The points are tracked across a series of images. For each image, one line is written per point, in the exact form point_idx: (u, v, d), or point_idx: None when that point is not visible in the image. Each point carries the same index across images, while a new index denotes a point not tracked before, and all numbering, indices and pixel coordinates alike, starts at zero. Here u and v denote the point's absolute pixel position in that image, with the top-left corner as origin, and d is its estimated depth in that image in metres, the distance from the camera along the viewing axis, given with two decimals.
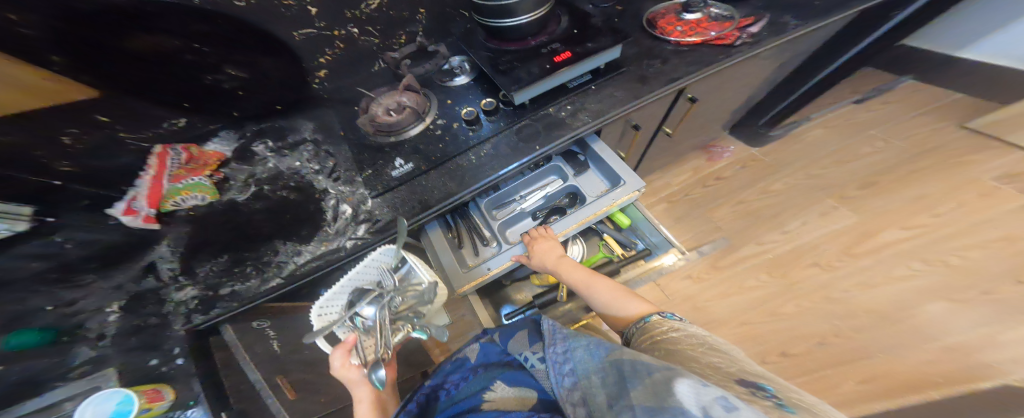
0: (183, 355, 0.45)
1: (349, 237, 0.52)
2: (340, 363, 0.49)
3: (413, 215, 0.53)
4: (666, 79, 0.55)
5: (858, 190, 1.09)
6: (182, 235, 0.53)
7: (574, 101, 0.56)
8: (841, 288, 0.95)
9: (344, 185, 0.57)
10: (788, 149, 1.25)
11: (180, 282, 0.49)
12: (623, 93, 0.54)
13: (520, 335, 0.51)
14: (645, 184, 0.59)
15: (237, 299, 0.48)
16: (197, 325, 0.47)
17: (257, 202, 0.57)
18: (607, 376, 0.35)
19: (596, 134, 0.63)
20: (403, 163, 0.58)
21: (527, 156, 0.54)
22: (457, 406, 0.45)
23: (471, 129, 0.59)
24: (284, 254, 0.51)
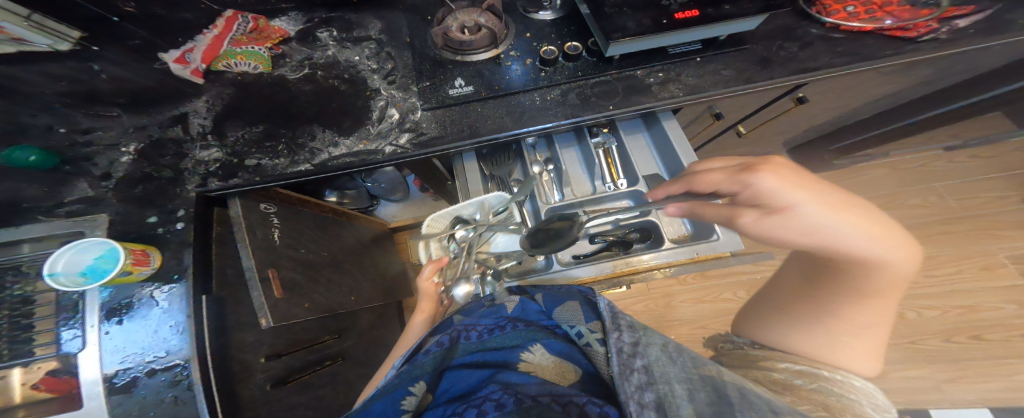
0: (183, 220, 0.48)
1: (390, 143, 0.51)
2: (425, 275, 0.62)
3: (458, 139, 0.52)
4: (794, 67, 0.50)
5: None
6: (223, 96, 0.55)
7: (668, 70, 0.52)
8: None
9: (397, 90, 0.56)
10: (833, 183, 1.23)
11: (207, 140, 0.52)
12: (732, 74, 0.51)
13: (571, 306, 0.47)
14: (741, 248, 0.55)
15: (261, 173, 0.50)
16: (210, 189, 0.50)
17: (307, 85, 0.56)
18: (700, 392, 0.30)
19: (671, 112, 0.61)
20: (463, 84, 0.55)
21: (599, 112, 0.51)
22: (487, 352, 0.49)
23: (541, 70, 0.55)
24: (319, 141, 0.52)
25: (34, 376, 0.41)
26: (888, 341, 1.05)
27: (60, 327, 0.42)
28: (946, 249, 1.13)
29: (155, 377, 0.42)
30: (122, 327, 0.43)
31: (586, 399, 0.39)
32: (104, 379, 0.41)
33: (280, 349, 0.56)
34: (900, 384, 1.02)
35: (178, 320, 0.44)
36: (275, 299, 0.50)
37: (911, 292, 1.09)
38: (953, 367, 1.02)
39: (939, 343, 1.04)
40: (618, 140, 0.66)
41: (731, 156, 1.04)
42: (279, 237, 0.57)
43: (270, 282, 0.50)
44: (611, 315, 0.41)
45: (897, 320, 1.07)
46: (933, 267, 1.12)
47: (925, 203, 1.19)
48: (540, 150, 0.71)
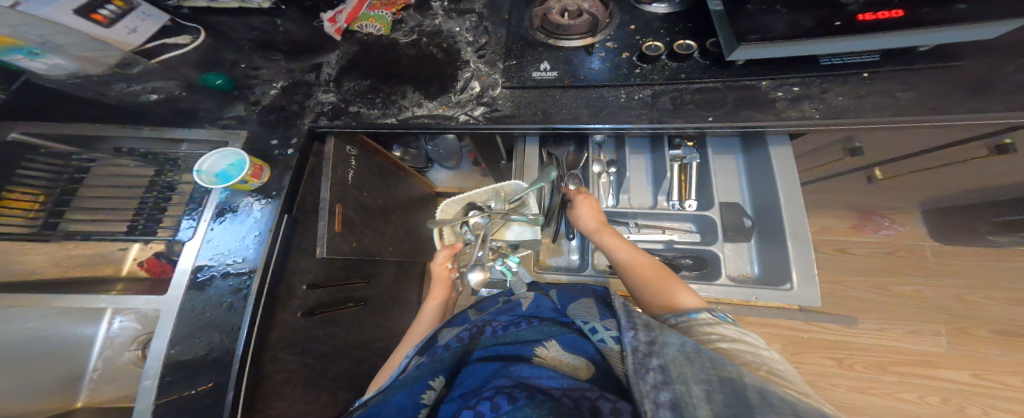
0: (295, 147, 0.53)
1: (465, 113, 0.51)
2: (438, 261, 0.60)
3: (529, 120, 0.51)
4: (1004, 106, 0.40)
5: (976, 332, 0.97)
6: (349, 53, 0.58)
7: (807, 83, 0.46)
8: (839, 384, 0.98)
9: (485, 64, 0.55)
10: (947, 258, 1.03)
11: (330, 87, 0.56)
12: (912, 99, 0.42)
13: (585, 303, 0.46)
14: (817, 306, 0.49)
15: (359, 119, 0.53)
16: (316, 127, 0.54)
17: (411, 49, 0.58)
18: (716, 393, 0.26)
19: (789, 137, 0.53)
20: (548, 68, 0.53)
21: (689, 121, 0.46)
22: (502, 346, 0.45)
23: (637, 66, 0.51)
24: (408, 101, 0.53)
25: (144, 254, 0.55)
26: None
27: (185, 215, 0.50)
28: None
29: (226, 281, 0.47)
30: (222, 228, 0.49)
31: (598, 394, 0.34)
32: (191, 271, 0.47)
33: (318, 280, 0.59)
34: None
35: (259, 235, 0.48)
36: (334, 232, 0.55)
37: (1001, 396, 0.92)
38: None
39: None
40: (703, 157, 0.61)
41: (839, 202, 0.90)
42: (353, 178, 0.61)
43: (334, 215, 0.54)
44: (626, 313, 0.38)
45: (949, 410, 0.92)
46: None
47: None
48: (606, 150, 0.69)
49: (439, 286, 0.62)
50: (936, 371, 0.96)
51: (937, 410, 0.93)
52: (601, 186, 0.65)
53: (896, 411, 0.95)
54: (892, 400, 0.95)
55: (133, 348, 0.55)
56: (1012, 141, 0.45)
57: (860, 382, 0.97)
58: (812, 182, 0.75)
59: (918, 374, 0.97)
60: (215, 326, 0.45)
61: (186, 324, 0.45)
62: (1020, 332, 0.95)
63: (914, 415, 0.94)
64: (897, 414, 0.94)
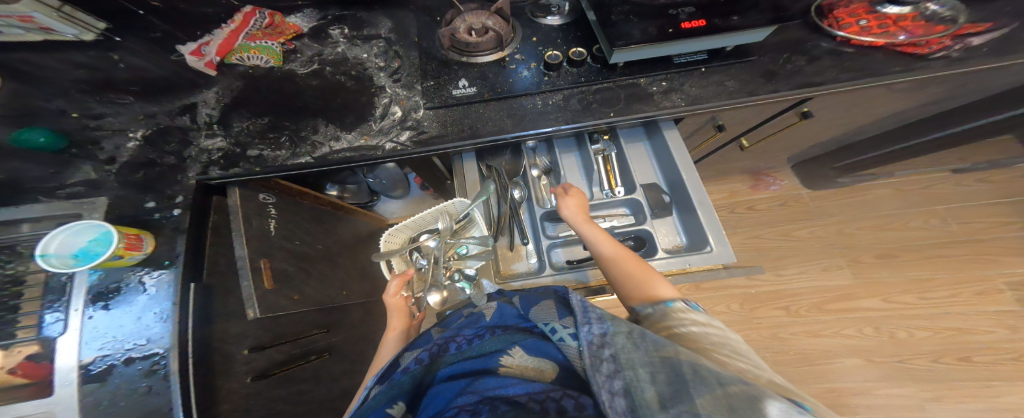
0: (180, 206, 0.48)
1: (391, 140, 0.51)
2: (392, 291, 0.60)
3: (459, 139, 0.52)
4: (798, 81, 0.50)
5: (866, 259, 1.16)
6: (232, 88, 0.55)
7: (671, 79, 0.52)
8: (787, 331, 1.09)
9: (402, 88, 0.56)
10: (834, 201, 1.23)
11: (213, 130, 0.52)
12: (735, 86, 0.50)
13: (546, 305, 0.45)
14: (734, 261, 0.54)
15: (261, 164, 0.50)
16: (207, 179, 0.50)
17: (314, 80, 0.56)
18: (660, 374, 0.29)
19: (674, 121, 0.61)
20: (467, 85, 0.55)
21: (598, 119, 0.51)
22: (467, 361, 0.44)
23: (546, 74, 0.55)
24: (321, 135, 0.52)
25: (11, 360, 0.39)
26: (877, 359, 1.05)
27: (45, 308, 0.42)
28: (942, 272, 1.13)
29: (132, 365, 0.41)
30: (105, 313, 0.43)
31: (562, 393, 0.37)
32: (79, 366, 0.40)
33: (263, 341, 0.55)
34: (886, 402, 1.01)
35: (163, 308, 0.44)
36: (265, 290, 0.51)
37: (901, 311, 1.09)
38: (936, 387, 1.02)
39: (931, 364, 1.04)
40: (618, 148, 0.66)
41: (734, 169, 1.04)
42: (275, 228, 0.58)
43: (260, 272, 0.51)
44: (582, 310, 0.40)
45: (885, 339, 1.07)
46: (925, 290, 1.11)
47: (925, 226, 1.19)
48: (541, 154, 0.72)
49: (397, 317, 0.61)
50: (854, 302, 1.11)
51: (877, 340, 1.07)
52: (541, 189, 0.69)
53: (831, 343, 1.07)
54: (839, 338, 1.08)
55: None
56: (809, 109, 0.58)
57: (810, 326, 1.09)
58: (703, 160, 0.86)
59: (842, 307, 1.11)
60: (135, 417, 0.39)
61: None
62: (893, 251, 1.16)
63: (849, 345, 1.07)
64: (834, 348, 1.07)
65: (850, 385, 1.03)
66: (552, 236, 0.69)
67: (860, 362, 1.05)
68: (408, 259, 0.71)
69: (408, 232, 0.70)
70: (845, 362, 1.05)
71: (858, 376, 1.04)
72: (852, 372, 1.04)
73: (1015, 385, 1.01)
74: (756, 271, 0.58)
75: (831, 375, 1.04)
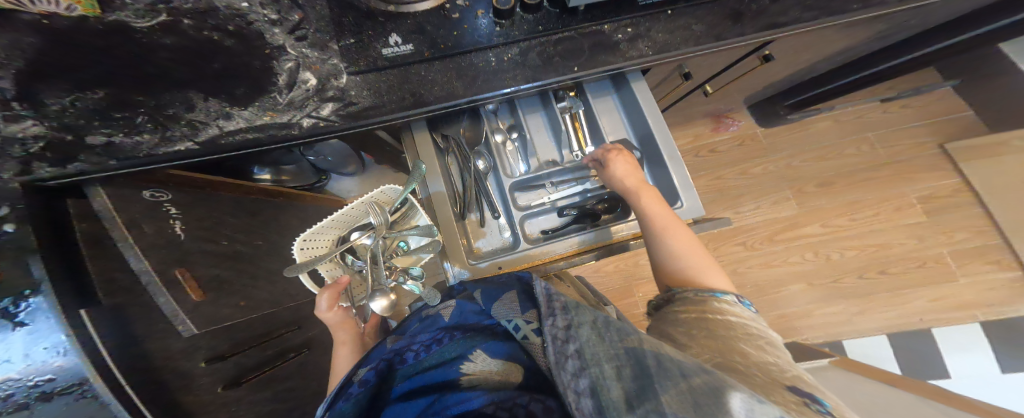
0: (14, 220, 0.35)
1: (309, 117, 0.42)
2: (325, 306, 0.55)
3: (399, 109, 0.44)
4: (763, 23, 0.47)
5: (809, 189, 1.28)
6: (17, 47, 0.34)
7: (636, 24, 0.46)
8: (744, 265, 1.23)
9: (313, 48, 0.42)
10: (785, 136, 1.31)
11: (9, 108, 0.35)
12: (703, 30, 0.46)
13: (508, 299, 0.45)
14: (702, 214, 0.56)
15: (116, 154, 0.39)
16: (39, 178, 0.37)
17: (169, 39, 0.37)
18: (623, 368, 0.27)
19: (641, 72, 0.57)
20: (399, 42, 0.43)
21: (559, 74, 0.46)
22: (428, 374, 0.42)
23: (497, 24, 0.45)
24: (201, 114, 0.40)
25: None
26: (815, 283, 1.22)
27: None
28: (870, 194, 1.28)
29: (54, 401, 0.35)
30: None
31: (528, 398, 0.37)
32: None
33: (222, 350, 0.52)
34: (823, 320, 1.20)
35: (54, 341, 0.34)
36: (194, 303, 0.48)
37: (835, 234, 1.25)
38: (863, 302, 1.21)
39: (857, 281, 1.22)
40: (585, 105, 0.63)
41: (697, 113, 1.05)
42: (184, 230, 0.49)
43: (186, 285, 0.47)
44: (546, 299, 0.38)
45: (822, 261, 1.23)
46: (856, 211, 1.26)
47: (858, 152, 1.31)
48: (502, 116, 0.68)
49: (342, 329, 0.58)
50: (799, 230, 1.25)
51: (816, 264, 1.23)
52: (507, 154, 0.67)
53: (780, 271, 1.23)
54: (787, 266, 1.23)
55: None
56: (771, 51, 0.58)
57: (763, 258, 1.23)
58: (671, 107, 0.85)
59: (789, 236, 1.24)
60: None
61: None
62: (832, 179, 1.29)
63: (794, 271, 1.23)
64: (782, 275, 1.22)
65: (795, 309, 1.21)
66: (526, 205, 0.65)
67: (803, 288, 1.22)
68: (342, 263, 0.63)
69: (337, 231, 0.60)
70: (790, 288, 1.22)
71: (801, 301, 1.21)
72: (798, 298, 1.21)
73: (919, 289, 1.21)
74: (723, 223, 0.61)
75: (778, 302, 1.21)
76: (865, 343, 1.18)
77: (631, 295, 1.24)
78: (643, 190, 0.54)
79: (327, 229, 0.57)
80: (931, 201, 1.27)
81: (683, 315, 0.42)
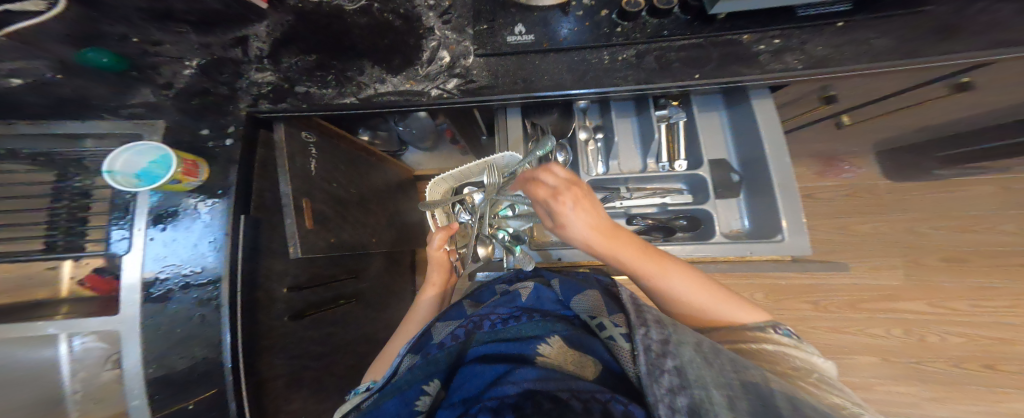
0: (234, 137, 0.46)
1: (437, 87, 0.47)
2: (436, 244, 0.65)
3: (511, 92, 0.48)
4: (991, 39, 0.40)
5: (922, 258, 1.09)
6: (280, 24, 0.47)
7: (789, 35, 0.44)
8: (811, 325, 1.07)
9: (453, 31, 0.49)
10: (912, 194, 1.11)
11: (263, 64, 0.48)
12: (886, 44, 0.42)
13: (591, 295, 0.46)
14: (807, 254, 0.52)
15: (309, 101, 0.47)
16: (261, 111, 0.48)
17: (365, 19, 0.48)
18: (739, 399, 0.26)
19: (768, 90, 0.53)
20: (524, 31, 0.48)
21: (677, 79, 0.45)
22: (501, 343, 0.43)
23: (618, 24, 0.47)
24: (366, 77, 0.48)
25: (81, 272, 0.42)
26: (892, 359, 1.04)
27: (111, 225, 0.41)
28: (1003, 280, 1.06)
29: (187, 292, 0.42)
30: (166, 236, 0.42)
31: (612, 397, 0.33)
32: (141, 287, 0.40)
33: (301, 281, 0.59)
34: (884, 397, 1.03)
35: (216, 236, 0.43)
36: (306, 229, 0.54)
37: (944, 318, 1.05)
38: (953, 394, 1.02)
39: (947, 366, 1.03)
40: (688, 116, 0.61)
41: (806, 150, 0.95)
42: (316, 168, 0.58)
43: (302, 212, 0.53)
44: (637, 308, 0.39)
45: (914, 340, 1.05)
46: (982, 298, 1.05)
47: (1005, 231, 1.07)
48: (591, 116, 0.69)
49: (437, 272, 0.67)
50: (894, 303, 1.07)
51: (903, 341, 1.05)
52: (589, 153, 0.66)
53: (854, 341, 1.06)
54: (863, 335, 1.07)
55: (111, 367, 0.43)
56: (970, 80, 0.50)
57: (835, 321, 1.08)
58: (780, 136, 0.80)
59: (881, 306, 1.07)
60: (189, 341, 0.42)
61: (157, 342, 0.40)
62: (957, 254, 1.08)
63: (874, 346, 1.05)
64: (856, 345, 1.06)
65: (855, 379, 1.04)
66: None
67: (875, 360, 1.05)
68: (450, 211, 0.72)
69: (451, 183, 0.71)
70: (859, 358, 1.05)
71: (863, 372, 1.05)
72: (864, 367, 1.05)
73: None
74: (837, 267, 0.57)
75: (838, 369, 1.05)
76: None
77: None
78: (608, 231, 0.40)
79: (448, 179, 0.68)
80: None
81: (720, 344, 0.43)
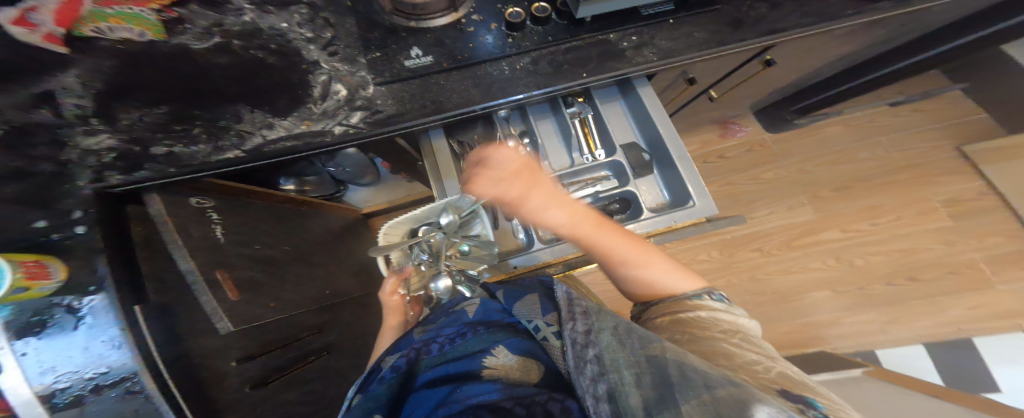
0: (84, 223, 0.40)
1: (339, 123, 0.45)
2: (389, 291, 0.61)
3: (423, 115, 0.47)
4: (763, 28, 0.50)
5: (825, 193, 1.26)
6: (100, 69, 0.43)
7: (641, 33, 0.50)
8: (763, 271, 1.21)
9: (342, 62, 0.48)
10: (795, 141, 1.31)
11: (93, 125, 0.42)
12: (705, 37, 0.49)
13: (530, 300, 0.52)
14: (715, 213, 0.58)
15: (175, 163, 0.43)
16: (108, 186, 0.41)
17: (221, 57, 0.46)
18: (645, 375, 0.31)
19: (647, 78, 0.62)
20: (421, 54, 0.48)
21: (571, 80, 0.48)
22: (449, 365, 0.46)
23: (509, 36, 0.49)
24: (247, 124, 0.44)
25: None
26: (841, 288, 1.19)
27: None
28: (888, 197, 1.25)
29: (106, 393, 0.37)
30: (45, 349, 0.37)
31: (547, 397, 0.38)
32: (41, 402, 0.36)
33: (251, 351, 0.53)
34: (852, 329, 1.16)
35: (111, 334, 0.37)
36: (232, 301, 0.48)
37: (855, 239, 1.22)
38: (897, 309, 1.17)
39: (884, 287, 1.18)
40: (595, 110, 0.67)
41: (705, 120, 1.08)
42: (222, 235, 0.52)
43: (223, 284, 0.47)
44: (568, 305, 0.45)
45: (844, 266, 1.20)
46: (876, 216, 1.23)
47: (870, 157, 1.29)
48: (515, 123, 0.71)
49: (394, 315, 0.65)
50: (818, 236, 1.23)
51: (838, 270, 1.20)
52: None
53: (798, 277, 1.20)
54: (807, 272, 1.21)
55: None
56: (773, 56, 0.64)
57: (780, 263, 1.21)
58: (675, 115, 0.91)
59: (808, 241, 1.23)
60: None
61: None
62: (847, 184, 1.27)
63: (817, 278, 1.20)
64: (804, 282, 1.20)
65: (822, 316, 1.17)
66: None
67: (830, 295, 1.19)
68: (409, 253, 0.68)
69: (408, 225, 0.66)
70: (816, 295, 1.19)
71: (829, 308, 1.18)
72: (827, 304, 1.18)
73: (954, 296, 1.16)
74: (739, 220, 0.64)
75: (802, 309, 1.18)
76: (905, 354, 1.12)
77: None
78: (529, 180, 0.50)
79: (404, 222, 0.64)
80: (956, 204, 1.23)
81: (657, 321, 0.45)
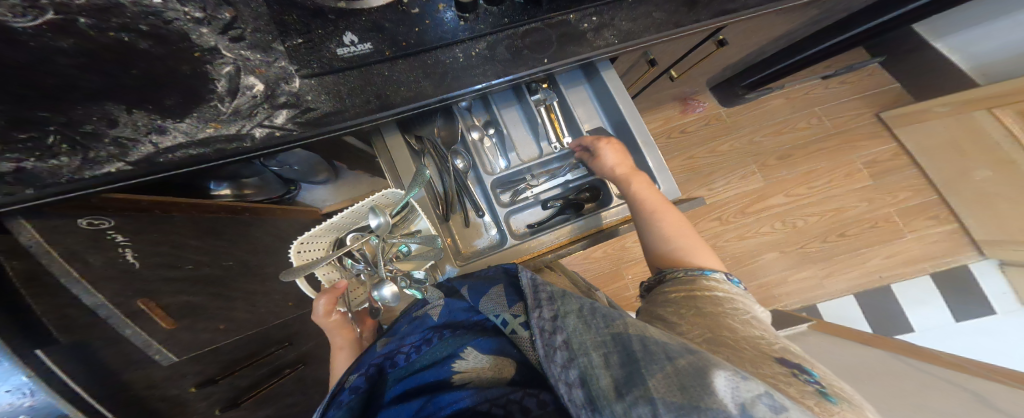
0: None
1: (259, 126, 0.39)
2: (322, 311, 0.53)
3: (365, 112, 0.42)
4: (716, 9, 0.48)
5: (772, 162, 1.35)
6: None
7: (601, 12, 0.46)
8: (723, 239, 1.29)
9: (254, 50, 0.38)
10: (745, 114, 1.37)
11: None
12: (662, 17, 0.47)
13: (495, 293, 0.48)
14: (678, 195, 0.59)
15: (33, 182, 0.34)
16: None
17: (64, 40, 0.31)
18: (612, 356, 0.29)
19: (610, 61, 0.59)
20: (356, 41, 0.39)
21: (531, 67, 0.45)
22: (418, 375, 0.42)
23: (461, 18, 0.42)
24: (126, 128, 0.36)
25: None
26: (788, 249, 1.29)
27: None
28: (824, 162, 1.36)
29: None
30: None
31: (522, 393, 0.38)
32: None
33: (212, 374, 0.58)
34: (798, 285, 1.28)
35: (17, 383, 0.34)
36: (165, 331, 0.48)
37: (797, 203, 1.32)
38: (832, 263, 1.30)
39: (823, 244, 1.30)
40: (559, 96, 0.64)
41: (667, 96, 1.08)
42: (136, 259, 0.44)
43: (152, 313, 0.47)
44: (534, 292, 0.42)
45: (790, 229, 1.30)
46: (814, 180, 1.34)
47: (808, 127, 1.38)
48: (478, 112, 0.67)
49: (339, 335, 0.57)
50: (768, 202, 1.32)
51: (786, 232, 1.30)
52: (486, 152, 0.66)
53: (751, 242, 1.30)
54: (759, 236, 1.30)
55: None
56: (725, 36, 0.64)
57: (738, 230, 1.30)
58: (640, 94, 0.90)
59: (760, 208, 1.31)
60: None
61: None
62: (791, 152, 1.36)
63: (767, 241, 1.30)
64: (758, 246, 1.29)
65: (772, 276, 1.28)
66: (509, 202, 0.65)
67: (777, 255, 1.29)
68: (339, 266, 0.58)
69: (333, 235, 0.56)
70: (767, 257, 1.29)
71: (778, 268, 1.28)
72: (775, 264, 1.29)
73: (877, 248, 1.31)
74: (700, 203, 0.65)
75: (756, 271, 1.28)
76: (840, 305, 1.26)
77: (621, 277, 1.28)
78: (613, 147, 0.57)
79: (323, 233, 0.53)
80: (878, 164, 1.37)
81: (672, 295, 0.43)
